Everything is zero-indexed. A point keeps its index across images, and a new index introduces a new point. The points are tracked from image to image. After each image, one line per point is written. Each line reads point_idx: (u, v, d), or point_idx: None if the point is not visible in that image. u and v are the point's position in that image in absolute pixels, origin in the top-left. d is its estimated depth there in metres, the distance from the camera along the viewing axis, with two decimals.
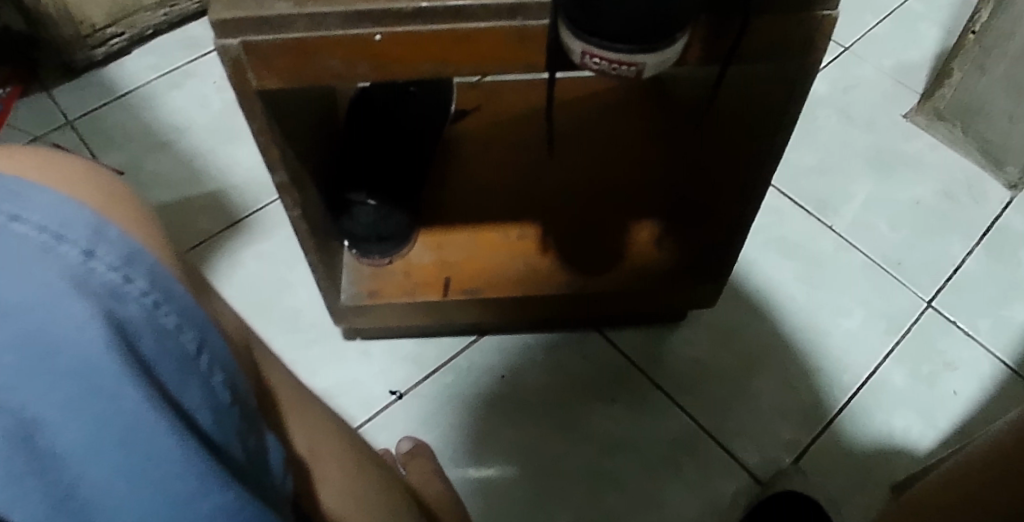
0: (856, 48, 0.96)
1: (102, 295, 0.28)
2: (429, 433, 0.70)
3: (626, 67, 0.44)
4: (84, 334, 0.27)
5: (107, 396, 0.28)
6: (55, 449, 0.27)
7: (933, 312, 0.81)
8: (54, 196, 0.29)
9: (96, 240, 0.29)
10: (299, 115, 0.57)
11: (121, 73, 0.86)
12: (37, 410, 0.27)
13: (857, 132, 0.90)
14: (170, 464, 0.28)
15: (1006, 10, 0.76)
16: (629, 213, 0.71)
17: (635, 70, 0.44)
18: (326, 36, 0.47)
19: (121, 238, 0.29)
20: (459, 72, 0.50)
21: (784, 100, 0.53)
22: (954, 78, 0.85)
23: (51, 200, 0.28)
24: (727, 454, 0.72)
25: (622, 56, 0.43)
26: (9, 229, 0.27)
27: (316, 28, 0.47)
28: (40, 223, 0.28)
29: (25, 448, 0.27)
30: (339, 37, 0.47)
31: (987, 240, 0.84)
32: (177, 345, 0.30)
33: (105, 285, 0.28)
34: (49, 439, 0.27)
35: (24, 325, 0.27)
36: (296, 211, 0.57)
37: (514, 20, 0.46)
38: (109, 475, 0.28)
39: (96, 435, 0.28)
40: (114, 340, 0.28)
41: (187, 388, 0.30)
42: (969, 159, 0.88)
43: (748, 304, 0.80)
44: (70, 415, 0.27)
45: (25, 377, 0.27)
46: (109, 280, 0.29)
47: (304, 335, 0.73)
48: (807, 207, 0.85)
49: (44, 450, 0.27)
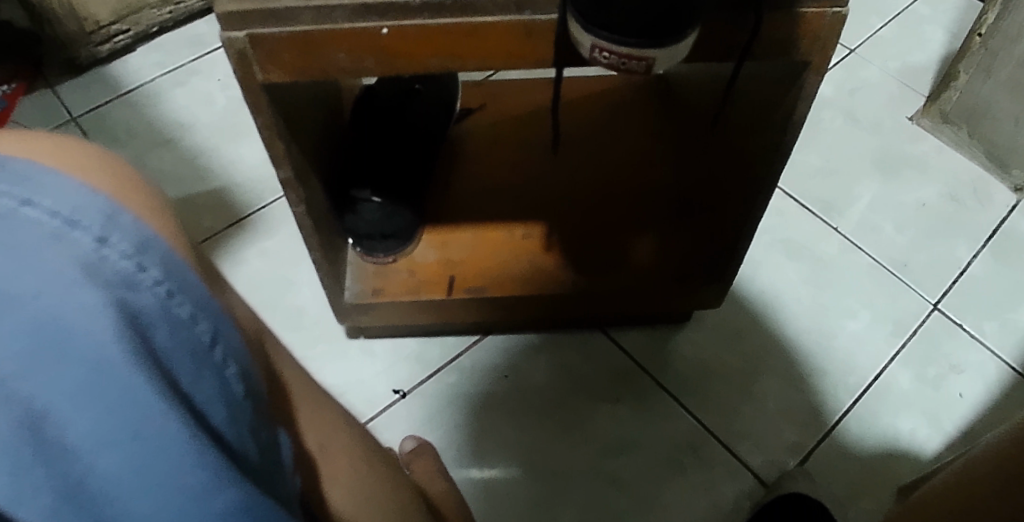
0: (862, 51, 1.08)
1: (114, 283, 0.27)
2: (433, 429, 0.72)
3: (636, 62, 0.39)
4: (95, 324, 0.26)
5: (120, 386, 0.26)
6: (66, 442, 0.25)
7: (939, 315, 0.84)
8: (68, 182, 0.27)
9: (108, 226, 0.27)
10: (309, 109, 0.55)
11: (125, 69, 0.90)
12: (45, 401, 0.25)
13: (864, 133, 0.99)
14: (184, 459, 0.26)
15: (1009, 17, 0.86)
16: (634, 214, 0.70)
17: (646, 66, 0.39)
18: (334, 29, 0.42)
19: (133, 225, 0.28)
20: (466, 69, 0.45)
21: (785, 102, 0.50)
22: (960, 81, 0.94)
23: (64, 185, 0.27)
24: (730, 455, 0.73)
25: (632, 49, 0.37)
26: (19, 214, 0.26)
27: (324, 20, 0.41)
28: (52, 208, 0.26)
29: (33, 440, 0.25)
30: (347, 30, 0.42)
31: (992, 244, 0.89)
32: (191, 335, 0.29)
33: (119, 275, 0.27)
34: (57, 431, 0.25)
35: (32, 313, 0.26)
36: (300, 208, 0.55)
37: (519, 15, 0.42)
38: (123, 468, 0.26)
39: (108, 425, 0.26)
40: (125, 332, 0.26)
41: (201, 382, 0.29)
42: (974, 161, 0.97)
43: (756, 304, 0.83)
44: (80, 405, 0.26)
45: (32, 366, 0.25)
46: (122, 269, 0.27)
47: (307, 332, 0.75)
48: (813, 209, 0.91)
49: (54, 443, 0.25)
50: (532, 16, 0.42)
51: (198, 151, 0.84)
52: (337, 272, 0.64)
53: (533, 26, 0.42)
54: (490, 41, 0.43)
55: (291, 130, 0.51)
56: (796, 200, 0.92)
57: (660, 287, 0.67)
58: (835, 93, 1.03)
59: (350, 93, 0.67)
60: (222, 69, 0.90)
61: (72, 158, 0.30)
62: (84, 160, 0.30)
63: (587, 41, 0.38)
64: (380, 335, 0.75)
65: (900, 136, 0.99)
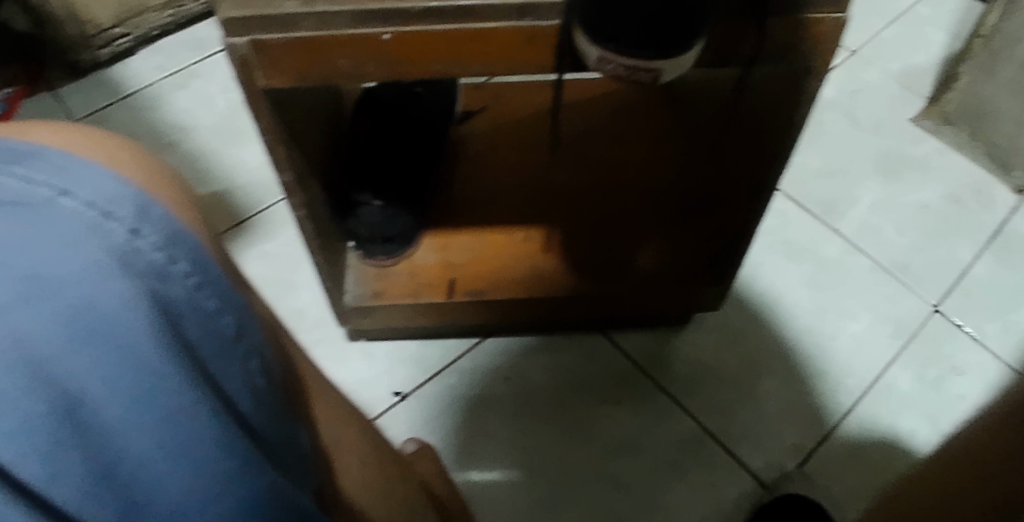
0: (863, 52, 1.08)
1: (146, 277, 0.26)
2: (434, 430, 0.72)
3: (642, 73, 0.39)
4: (129, 314, 0.25)
5: (154, 375, 0.26)
6: (99, 427, 0.26)
7: (940, 317, 0.84)
8: (101, 170, 0.25)
9: (142, 219, 0.25)
10: (310, 112, 0.55)
11: (126, 72, 0.90)
12: (81, 386, 0.25)
13: (865, 134, 0.99)
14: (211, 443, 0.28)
15: (1011, 18, 0.86)
16: (636, 215, 0.70)
17: (653, 76, 0.39)
18: (335, 36, 0.42)
19: (166, 216, 0.26)
20: (467, 74, 0.45)
21: (785, 106, 0.50)
22: (962, 82, 0.94)
23: (98, 174, 0.25)
24: (731, 457, 0.73)
25: (639, 62, 0.38)
26: (56, 204, 0.24)
27: (326, 26, 0.41)
28: (88, 199, 0.24)
29: (69, 425, 0.25)
30: (349, 37, 0.42)
31: (993, 245, 0.89)
32: (218, 326, 0.28)
33: (156, 268, 0.26)
34: (92, 415, 0.26)
35: (67, 299, 0.25)
36: (301, 211, 0.55)
37: (520, 21, 0.42)
38: (155, 450, 0.27)
39: (144, 409, 0.26)
40: (158, 323, 0.26)
41: (229, 370, 0.29)
42: (976, 163, 0.97)
43: (756, 306, 0.83)
44: (115, 392, 0.26)
45: (68, 350, 0.25)
46: (154, 262, 0.26)
47: (309, 335, 0.76)
48: (813, 211, 0.91)
49: (88, 426, 0.25)
50: (534, 21, 0.42)
51: (199, 154, 0.84)
52: (338, 275, 0.64)
53: (534, 31, 0.42)
54: (491, 45, 0.43)
55: (292, 134, 0.51)
56: (797, 202, 0.92)
57: (662, 289, 0.67)
58: (836, 95, 1.03)
59: (352, 96, 0.67)
60: (223, 72, 0.91)
61: (107, 140, 0.28)
62: (107, 147, 0.28)
63: (593, 54, 0.38)
64: (381, 337, 0.75)
65: (901, 137, 0.99)
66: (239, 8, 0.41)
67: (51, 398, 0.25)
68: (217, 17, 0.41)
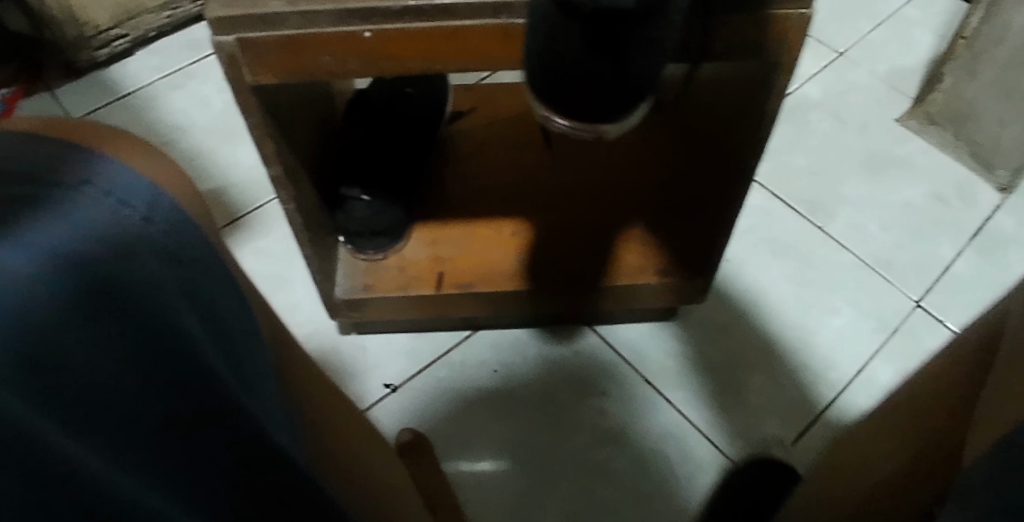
0: (851, 54, 1.10)
1: (169, 259, 0.26)
2: (424, 422, 0.74)
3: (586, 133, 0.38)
4: (163, 300, 0.25)
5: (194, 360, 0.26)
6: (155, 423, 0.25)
7: (922, 312, 0.85)
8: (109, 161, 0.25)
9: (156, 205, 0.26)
10: (299, 109, 0.57)
11: (124, 73, 0.92)
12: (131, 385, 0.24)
13: (851, 134, 1.01)
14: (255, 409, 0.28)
15: (992, 20, 0.87)
16: (621, 211, 0.71)
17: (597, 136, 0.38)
18: (318, 34, 0.44)
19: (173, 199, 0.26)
20: (448, 70, 0.47)
21: (757, 100, 0.52)
22: (946, 83, 0.96)
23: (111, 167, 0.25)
24: (715, 448, 0.75)
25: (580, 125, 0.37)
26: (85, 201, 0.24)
27: (310, 25, 0.43)
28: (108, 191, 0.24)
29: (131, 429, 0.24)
30: (332, 34, 0.44)
31: (976, 242, 0.91)
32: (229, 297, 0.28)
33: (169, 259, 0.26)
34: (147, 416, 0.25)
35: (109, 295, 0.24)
36: (291, 204, 0.56)
37: (497, 19, 0.44)
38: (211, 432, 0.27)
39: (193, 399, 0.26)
40: (184, 304, 0.26)
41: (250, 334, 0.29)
42: (960, 162, 0.98)
43: (742, 301, 0.85)
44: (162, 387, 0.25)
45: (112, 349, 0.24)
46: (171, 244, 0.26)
47: (301, 329, 0.77)
48: (798, 209, 0.93)
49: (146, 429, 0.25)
50: (510, 18, 0.44)
51: (194, 153, 0.86)
52: (328, 269, 0.66)
53: (510, 28, 0.44)
54: (469, 43, 0.45)
55: (280, 129, 0.52)
56: (782, 200, 0.94)
57: (646, 283, 0.68)
58: (823, 95, 1.05)
59: (342, 95, 0.69)
60: (218, 73, 0.93)
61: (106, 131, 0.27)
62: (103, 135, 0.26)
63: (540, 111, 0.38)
64: (372, 331, 0.77)
65: (886, 137, 1.01)
66: (227, 7, 0.42)
67: (107, 403, 0.23)
68: (206, 15, 0.42)
